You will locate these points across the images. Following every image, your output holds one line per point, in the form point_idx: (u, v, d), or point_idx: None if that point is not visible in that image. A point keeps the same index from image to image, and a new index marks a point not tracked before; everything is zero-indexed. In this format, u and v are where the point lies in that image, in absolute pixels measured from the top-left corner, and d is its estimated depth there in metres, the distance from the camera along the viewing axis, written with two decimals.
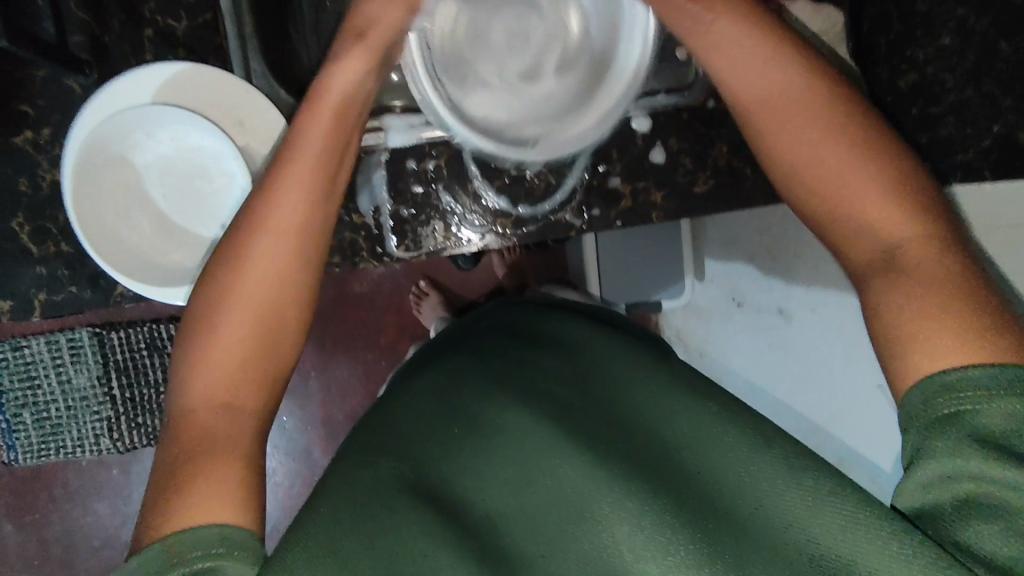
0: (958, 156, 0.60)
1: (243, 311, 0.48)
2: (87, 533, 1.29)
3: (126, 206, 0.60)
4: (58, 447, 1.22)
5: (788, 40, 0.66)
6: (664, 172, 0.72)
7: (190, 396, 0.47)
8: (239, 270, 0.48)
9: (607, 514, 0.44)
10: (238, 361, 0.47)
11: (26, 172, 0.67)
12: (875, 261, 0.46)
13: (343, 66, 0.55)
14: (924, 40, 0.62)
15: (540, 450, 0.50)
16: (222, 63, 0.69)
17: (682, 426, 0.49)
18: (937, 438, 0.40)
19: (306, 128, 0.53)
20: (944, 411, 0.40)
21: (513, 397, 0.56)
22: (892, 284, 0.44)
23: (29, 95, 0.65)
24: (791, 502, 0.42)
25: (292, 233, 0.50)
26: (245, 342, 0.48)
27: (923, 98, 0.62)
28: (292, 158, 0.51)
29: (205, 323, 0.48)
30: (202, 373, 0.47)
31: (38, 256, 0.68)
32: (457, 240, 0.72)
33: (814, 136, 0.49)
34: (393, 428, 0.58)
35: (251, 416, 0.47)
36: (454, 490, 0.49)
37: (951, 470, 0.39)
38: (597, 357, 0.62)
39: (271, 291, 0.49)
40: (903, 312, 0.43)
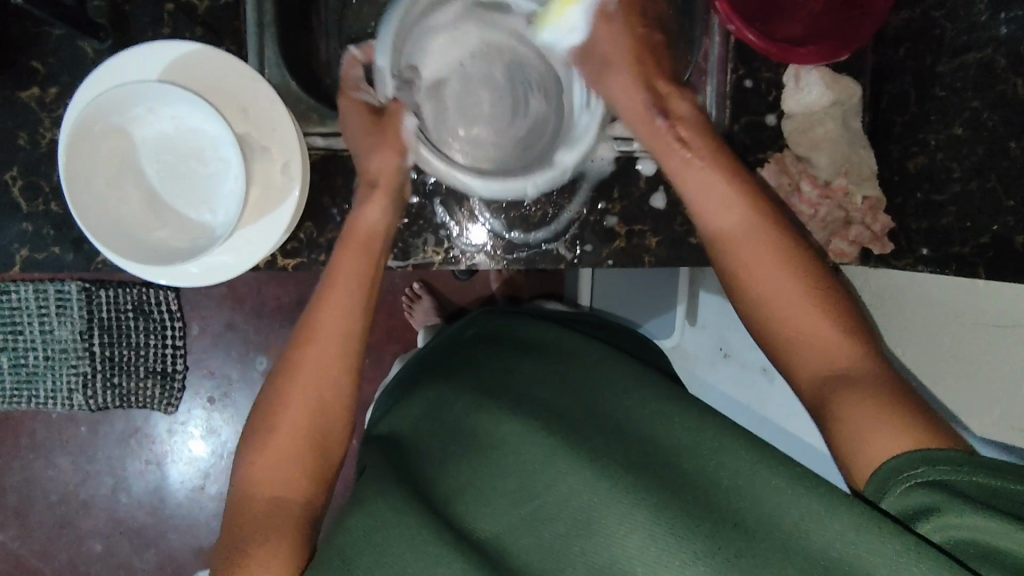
0: (953, 248, 0.60)
1: (296, 420, 0.58)
2: (45, 486, 1.28)
3: (118, 178, 0.60)
4: (30, 397, 1.19)
5: (805, 103, 0.68)
6: (662, 218, 0.71)
7: (248, 485, 0.56)
8: (293, 378, 0.59)
9: (613, 521, 0.46)
10: (289, 460, 0.57)
11: (27, 127, 0.67)
12: (823, 388, 0.53)
13: (374, 205, 0.64)
14: (937, 125, 0.61)
15: (540, 460, 0.52)
16: (237, 47, 0.69)
17: (671, 436, 0.52)
18: (927, 493, 0.44)
19: (343, 257, 0.63)
20: (929, 475, 0.45)
21: (500, 407, 0.59)
22: (858, 405, 0.50)
23: (42, 53, 0.66)
24: (796, 511, 0.44)
25: (342, 328, 0.61)
26: (292, 448, 0.57)
27: (928, 183, 0.62)
28: (337, 276, 0.62)
29: (265, 423, 0.58)
30: (260, 463, 0.57)
31: (26, 212, 0.67)
32: (447, 255, 0.71)
33: (782, 290, 0.57)
34: (410, 445, 0.64)
35: (299, 501, 0.56)
36: (454, 504, 0.52)
37: (966, 523, 0.42)
38: (581, 363, 0.65)
39: (314, 401, 0.59)
40: (864, 435, 0.49)
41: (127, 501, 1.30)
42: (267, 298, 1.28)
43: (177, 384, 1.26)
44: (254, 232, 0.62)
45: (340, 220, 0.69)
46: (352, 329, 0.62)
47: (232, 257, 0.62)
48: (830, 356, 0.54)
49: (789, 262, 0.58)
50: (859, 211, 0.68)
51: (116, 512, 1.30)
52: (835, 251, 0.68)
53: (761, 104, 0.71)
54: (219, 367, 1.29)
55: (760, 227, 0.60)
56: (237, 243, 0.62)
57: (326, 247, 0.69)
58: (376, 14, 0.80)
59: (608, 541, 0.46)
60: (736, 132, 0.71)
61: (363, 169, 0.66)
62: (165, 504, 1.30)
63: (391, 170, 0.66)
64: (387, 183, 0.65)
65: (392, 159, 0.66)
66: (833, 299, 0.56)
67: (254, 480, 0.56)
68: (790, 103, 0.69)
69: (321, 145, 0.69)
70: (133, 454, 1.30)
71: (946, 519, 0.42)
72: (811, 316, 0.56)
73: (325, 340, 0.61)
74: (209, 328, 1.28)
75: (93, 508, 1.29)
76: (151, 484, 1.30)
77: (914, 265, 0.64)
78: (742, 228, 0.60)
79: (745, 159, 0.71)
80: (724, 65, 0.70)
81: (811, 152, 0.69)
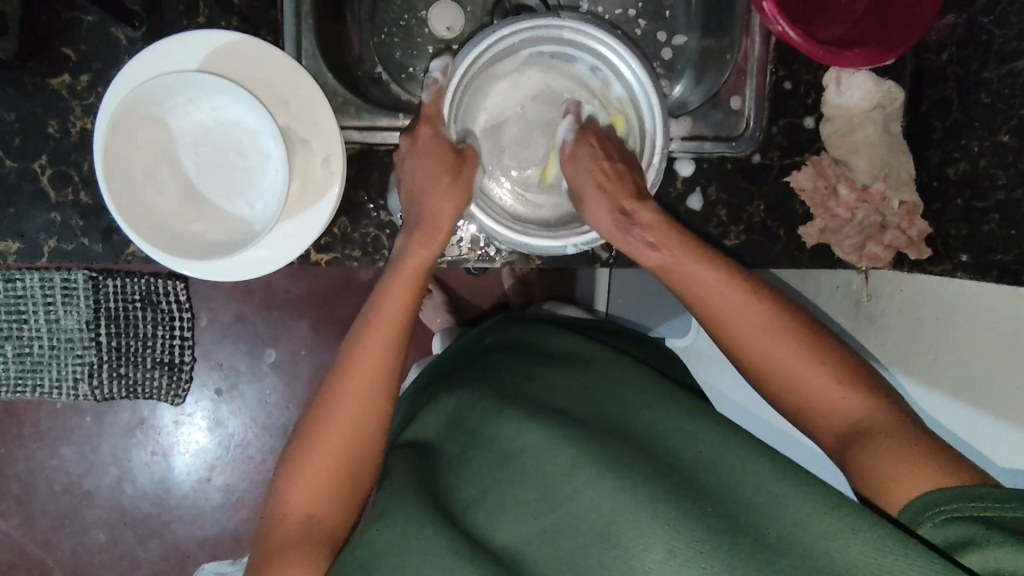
0: (994, 255, 0.60)
1: (336, 447, 0.58)
2: (49, 476, 1.27)
3: (154, 169, 0.58)
4: (34, 386, 1.18)
5: (846, 107, 0.68)
6: (697, 220, 0.71)
7: (279, 507, 0.57)
8: (331, 408, 0.60)
9: (637, 536, 0.46)
10: (323, 484, 0.58)
11: (57, 115, 0.65)
12: (846, 438, 0.55)
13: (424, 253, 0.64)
14: (982, 132, 0.61)
15: (562, 470, 0.51)
16: (274, 37, 0.68)
17: (704, 453, 0.51)
18: (960, 527, 0.45)
19: (388, 294, 0.63)
20: (957, 510, 0.46)
21: (522, 413, 0.57)
22: (888, 454, 0.51)
23: (74, 39, 0.64)
24: (818, 527, 0.44)
25: (382, 364, 0.61)
26: (324, 477, 0.58)
27: (970, 190, 0.63)
28: (381, 317, 0.62)
29: (303, 448, 0.59)
30: (294, 489, 0.58)
31: (53, 202, 0.66)
32: (482, 252, 0.72)
33: (751, 320, 0.59)
34: (434, 446, 0.63)
35: (327, 524, 0.57)
36: (470, 516, 0.52)
37: (1001, 558, 0.43)
38: (606, 371, 0.64)
39: (353, 433, 0.59)
40: (875, 472, 0.51)
41: (132, 491, 1.29)
42: (277, 291, 1.26)
43: (184, 375, 1.24)
44: (293, 227, 0.61)
45: (375, 215, 0.69)
46: (391, 364, 0.61)
47: (270, 252, 0.61)
48: (843, 408, 0.56)
49: (795, 327, 0.59)
50: (896, 215, 0.68)
51: (121, 503, 1.29)
52: (870, 256, 0.68)
53: (799, 107, 0.71)
54: (226, 359, 1.27)
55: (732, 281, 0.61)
56: (276, 238, 0.61)
57: (360, 243, 0.69)
58: (409, 6, 0.78)
59: (626, 554, 0.46)
60: (775, 134, 0.71)
61: (426, 209, 0.65)
62: (170, 495, 1.29)
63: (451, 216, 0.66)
64: (444, 231, 0.66)
65: (454, 207, 0.66)
66: (823, 342, 0.58)
67: (286, 501, 0.57)
68: (830, 107, 0.69)
69: (357, 139, 0.69)
70: (140, 445, 1.28)
71: (986, 554, 0.43)
72: (817, 375, 0.57)
73: (360, 378, 0.60)
74: (218, 320, 1.26)
75: (97, 498, 1.28)
76: (157, 475, 1.29)
77: (953, 272, 0.63)
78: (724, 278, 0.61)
79: (782, 162, 0.71)
80: (764, 67, 0.70)
81: (850, 155, 0.69)
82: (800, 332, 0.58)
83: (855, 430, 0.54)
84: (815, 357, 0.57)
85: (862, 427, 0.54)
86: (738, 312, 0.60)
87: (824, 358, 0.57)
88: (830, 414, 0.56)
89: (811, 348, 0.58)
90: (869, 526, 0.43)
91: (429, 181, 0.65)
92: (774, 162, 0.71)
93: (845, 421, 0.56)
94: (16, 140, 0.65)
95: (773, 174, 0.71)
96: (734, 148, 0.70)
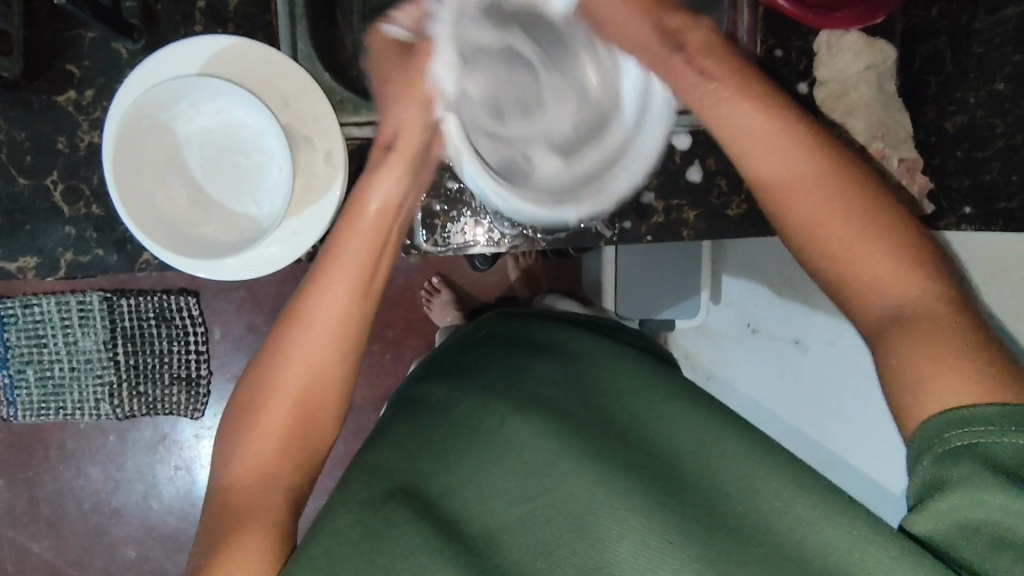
0: (998, 204, 0.61)
1: (278, 416, 0.56)
2: (77, 496, 1.29)
3: (164, 175, 0.60)
4: (57, 408, 1.21)
5: (839, 69, 0.68)
6: (698, 191, 0.72)
7: (229, 481, 0.55)
8: (280, 361, 0.57)
9: (608, 527, 0.48)
10: (275, 449, 0.56)
11: (65, 132, 0.67)
12: (895, 319, 0.49)
13: (388, 174, 0.60)
14: (976, 83, 0.62)
15: (543, 462, 0.53)
16: (268, 41, 0.69)
17: (680, 441, 0.53)
18: (963, 466, 0.43)
19: (350, 234, 0.59)
20: (961, 441, 0.43)
21: (509, 406, 0.59)
22: (909, 341, 0.47)
23: (77, 56, 0.66)
24: (792, 508, 0.46)
25: (335, 319, 0.57)
26: (278, 446, 0.56)
27: (969, 141, 0.63)
28: (335, 257, 0.58)
29: (253, 409, 0.57)
30: (244, 458, 0.55)
31: (68, 217, 0.67)
32: (487, 237, 0.72)
33: (817, 199, 0.52)
34: (440, 409, 0.64)
35: (282, 491, 0.55)
36: (452, 498, 0.54)
37: (975, 502, 0.42)
38: (599, 359, 0.65)
39: (303, 400, 0.57)
40: (915, 352, 0.46)
41: (158, 507, 1.30)
42: (287, 299, 1.26)
43: (201, 389, 1.25)
44: (299, 223, 0.63)
45: None
46: (348, 323, 0.58)
47: (278, 250, 0.63)
48: (902, 290, 0.49)
49: (853, 183, 0.52)
50: (896, 173, 0.66)
51: (148, 519, 1.30)
52: None
53: (793, 74, 0.70)
54: (242, 370, 1.27)
55: (812, 162, 0.53)
56: (283, 234, 0.63)
57: None
58: None
59: (598, 545, 0.48)
60: None
61: (386, 119, 0.62)
62: (196, 508, 1.31)
63: (414, 130, 0.60)
64: (408, 146, 0.61)
65: (414, 114, 0.61)
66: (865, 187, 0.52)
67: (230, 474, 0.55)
68: (823, 70, 0.69)
69: (357, 135, 0.70)
70: (163, 460, 1.30)
71: (965, 498, 0.42)
72: (844, 222, 0.51)
73: (322, 335, 0.57)
74: (230, 333, 1.26)
75: (125, 515, 1.30)
76: (181, 489, 1.30)
77: (958, 225, 0.63)
78: (788, 160, 0.54)
79: None
80: (754, 35, 0.70)
81: (846, 117, 0.69)
82: (850, 177, 0.52)
83: (897, 318, 0.49)
84: (863, 209, 0.51)
85: (910, 316, 0.48)
86: (789, 160, 0.53)
87: (888, 229, 0.51)
88: (867, 296, 0.51)
89: (845, 195, 0.52)
90: (830, 515, 0.45)
91: (396, 83, 0.62)
92: None
93: (881, 311, 0.50)
94: (27, 158, 0.67)
95: None
96: None
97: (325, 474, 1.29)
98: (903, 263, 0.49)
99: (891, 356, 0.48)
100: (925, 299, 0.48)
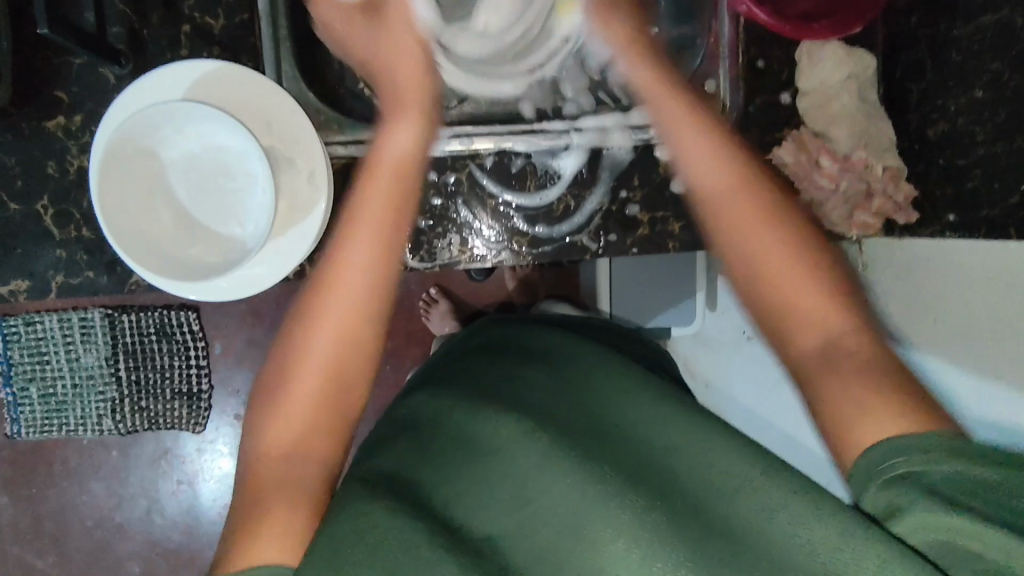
0: (981, 212, 0.59)
1: (306, 381, 0.57)
2: (81, 512, 1.29)
3: (151, 199, 0.61)
4: (60, 425, 1.22)
5: (819, 78, 0.68)
6: (683, 203, 0.72)
7: (262, 455, 0.55)
8: (312, 329, 0.58)
9: (606, 533, 0.47)
10: (303, 421, 0.56)
11: (54, 156, 0.68)
12: (820, 356, 0.53)
13: (405, 127, 0.64)
14: (955, 91, 0.62)
15: (534, 467, 0.53)
16: (253, 63, 0.70)
17: (672, 441, 0.53)
18: (909, 493, 0.44)
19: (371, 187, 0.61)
20: (908, 468, 0.45)
21: (503, 410, 0.59)
22: (833, 381, 0.51)
23: (66, 82, 0.67)
24: (782, 516, 0.46)
25: (364, 283, 0.59)
26: (307, 417, 0.56)
27: (952, 149, 0.63)
28: (361, 210, 0.61)
29: (272, 390, 0.58)
30: (274, 430, 0.56)
31: (58, 239, 0.68)
32: (473, 253, 0.72)
33: (755, 236, 0.57)
34: (433, 420, 0.64)
35: (311, 467, 0.55)
36: (448, 506, 0.53)
37: (932, 525, 0.43)
38: (589, 363, 0.66)
39: (335, 356, 0.58)
40: (835, 397, 0.51)
41: (161, 521, 1.31)
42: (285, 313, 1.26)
43: (202, 404, 1.26)
44: (284, 243, 0.64)
45: None
46: (376, 291, 0.59)
47: (265, 270, 0.64)
48: (824, 328, 0.53)
49: (775, 216, 0.57)
50: (880, 180, 0.68)
51: (152, 533, 1.31)
52: (858, 225, 0.68)
53: (774, 83, 0.70)
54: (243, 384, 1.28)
55: (744, 184, 0.58)
56: (269, 254, 0.63)
57: None
58: None
59: (596, 547, 0.47)
60: (752, 114, 0.70)
61: (385, 82, 0.67)
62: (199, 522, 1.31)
63: (416, 87, 0.66)
64: (416, 107, 0.65)
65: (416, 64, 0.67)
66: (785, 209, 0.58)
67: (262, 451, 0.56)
68: (803, 80, 0.69)
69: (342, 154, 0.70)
70: (165, 475, 1.31)
71: (928, 523, 0.43)
72: (773, 248, 0.56)
73: (338, 301, 0.58)
74: (231, 346, 1.26)
75: (129, 530, 1.31)
76: (184, 503, 1.31)
77: (941, 233, 0.64)
78: (722, 183, 0.59)
79: (763, 138, 0.71)
80: (736, 46, 0.71)
81: (829, 127, 0.69)
82: (766, 210, 0.57)
83: (829, 348, 0.53)
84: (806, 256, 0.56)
85: (837, 343, 0.53)
86: (732, 204, 0.58)
87: (803, 255, 0.56)
88: (795, 328, 0.54)
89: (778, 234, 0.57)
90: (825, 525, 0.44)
91: (376, 47, 0.67)
92: (754, 140, 0.71)
93: (810, 343, 0.53)
94: (18, 182, 0.68)
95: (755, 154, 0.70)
96: None
97: None
98: (816, 282, 0.54)
99: (819, 394, 0.52)
100: (846, 330, 0.53)
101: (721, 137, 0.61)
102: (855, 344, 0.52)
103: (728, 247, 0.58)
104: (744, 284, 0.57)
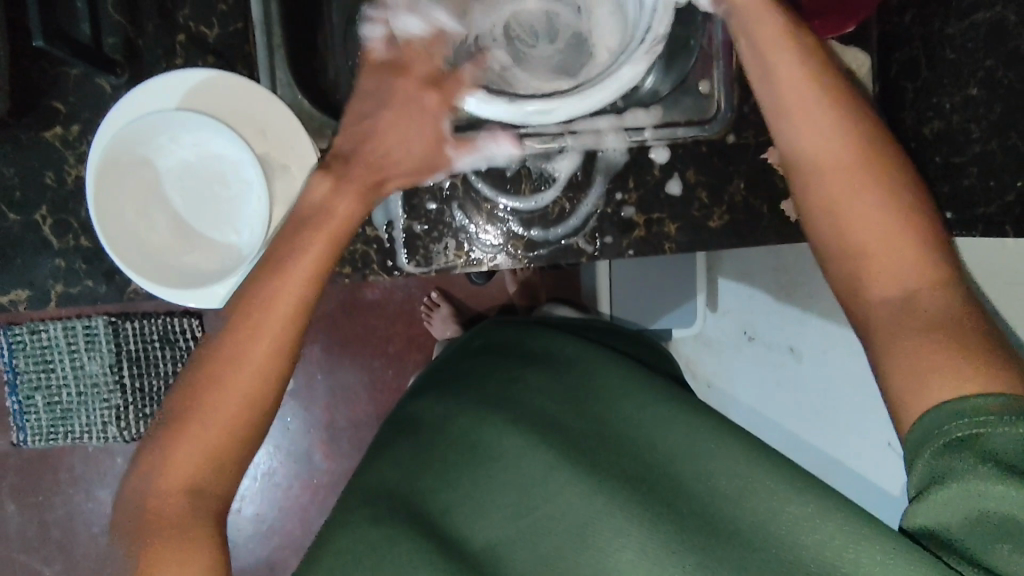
0: (977, 210, 0.60)
1: (216, 412, 0.48)
2: (87, 519, 1.30)
3: (147, 207, 0.61)
4: (66, 432, 1.23)
5: None
6: (679, 204, 0.72)
7: (154, 487, 0.48)
8: (229, 351, 0.49)
9: (609, 534, 0.49)
10: (204, 455, 0.48)
11: (52, 166, 0.68)
12: (894, 314, 0.47)
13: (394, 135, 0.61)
14: (951, 88, 0.61)
15: (539, 477, 0.53)
16: (248, 71, 0.70)
17: (671, 446, 0.52)
18: (958, 460, 0.42)
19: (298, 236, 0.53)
20: (965, 432, 0.41)
21: (505, 419, 0.60)
22: (916, 342, 0.45)
23: (63, 92, 0.68)
24: (786, 514, 0.45)
25: (280, 326, 0.50)
26: (210, 451, 0.48)
27: (947, 146, 0.62)
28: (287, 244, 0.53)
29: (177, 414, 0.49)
30: (171, 465, 0.48)
31: (57, 249, 0.69)
32: (470, 257, 0.72)
33: (853, 186, 0.49)
34: (431, 428, 0.64)
35: (214, 504, 0.49)
36: (450, 516, 0.53)
37: (973, 496, 0.41)
38: (588, 366, 0.65)
39: (252, 388, 0.49)
40: (915, 361, 0.44)
41: None
42: None
43: None
44: None
45: (361, 232, 0.70)
46: (293, 330, 0.51)
47: None
48: (903, 281, 0.47)
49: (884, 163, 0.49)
50: None
51: None
52: None
53: None
54: None
55: (851, 132, 0.49)
56: None
57: (350, 259, 0.70)
58: None
59: (599, 553, 0.48)
60: (747, 113, 0.72)
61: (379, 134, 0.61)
62: None
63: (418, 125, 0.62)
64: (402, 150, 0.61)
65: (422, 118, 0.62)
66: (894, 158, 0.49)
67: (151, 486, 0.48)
68: None
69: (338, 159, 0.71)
70: None
71: (969, 493, 0.41)
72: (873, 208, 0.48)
73: (256, 343, 0.49)
74: None
75: None
76: None
77: None
78: (830, 137, 0.50)
79: (758, 138, 0.72)
80: (729, 46, 0.71)
81: None
82: (880, 159, 0.49)
83: (907, 303, 0.46)
84: (887, 199, 0.48)
85: (914, 299, 0.46)
86: (828, 147, 0.50)
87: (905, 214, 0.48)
88: (875, 277, 0.48)
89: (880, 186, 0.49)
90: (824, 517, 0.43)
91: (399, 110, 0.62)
92: (750, 140, 0.72)
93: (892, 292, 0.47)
94: (17, 193, 0.68)
95: (750, 153, 0.72)
96: (708, 130, 0.71)
97: (331, 489, 1.30)
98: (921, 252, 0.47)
99: (891, 355, 0.46)
100: (932, 290, 0.46)
101: (819, 77, 0.51)
102: (932, 302, 0.46)
103: (808, 188, 0.51)
104: (822, 225, 0.50)
